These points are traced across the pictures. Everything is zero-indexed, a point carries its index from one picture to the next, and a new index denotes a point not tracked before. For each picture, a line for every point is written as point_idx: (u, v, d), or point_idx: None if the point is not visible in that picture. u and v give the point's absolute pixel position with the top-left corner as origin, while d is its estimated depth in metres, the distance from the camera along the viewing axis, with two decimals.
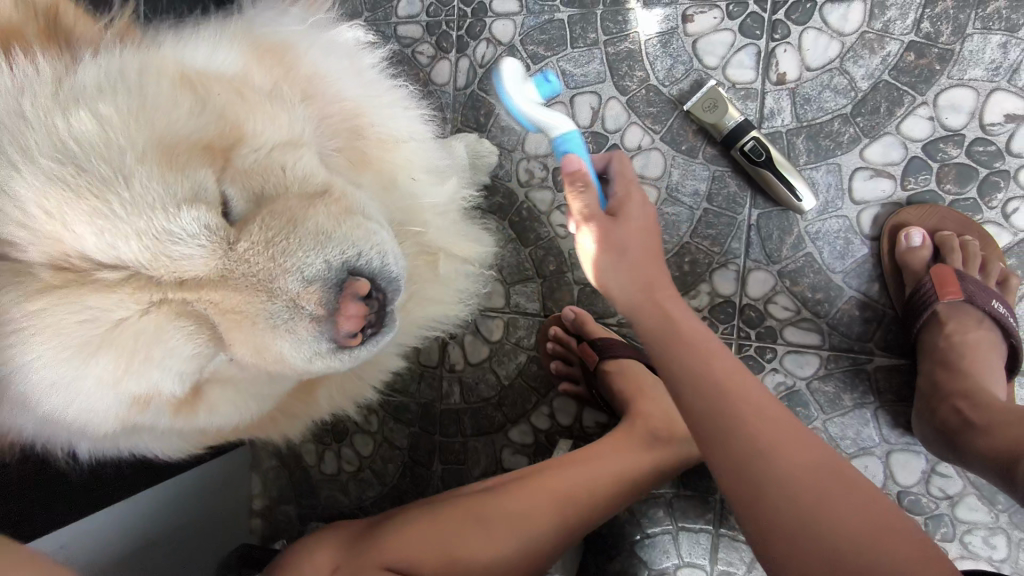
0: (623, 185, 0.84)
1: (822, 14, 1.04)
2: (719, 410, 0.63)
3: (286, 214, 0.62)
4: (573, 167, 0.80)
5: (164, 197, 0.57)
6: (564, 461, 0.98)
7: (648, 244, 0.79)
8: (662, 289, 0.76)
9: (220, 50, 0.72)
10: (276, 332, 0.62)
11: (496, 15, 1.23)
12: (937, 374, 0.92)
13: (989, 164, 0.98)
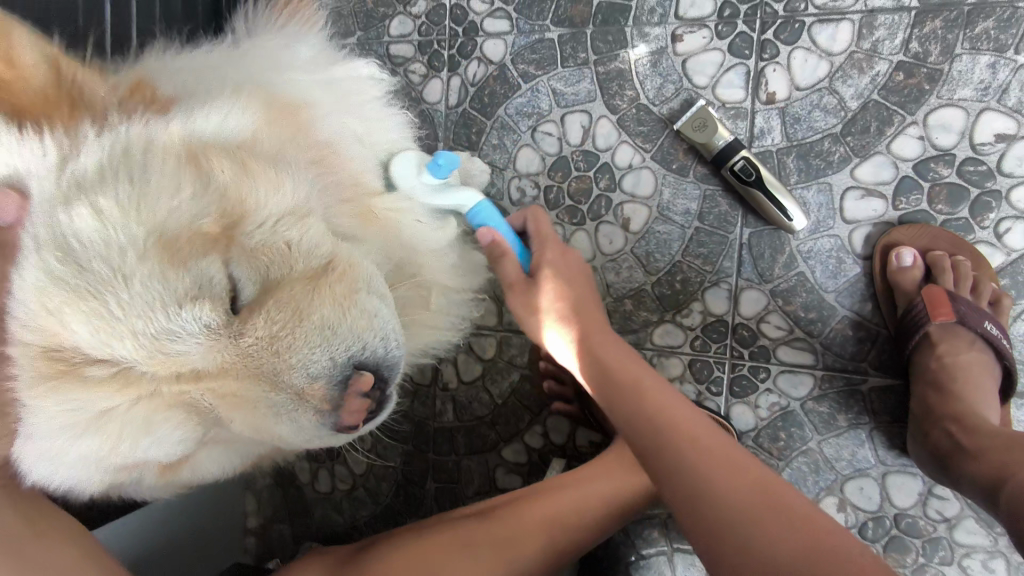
0: (540, 243, 0.94)
1: (810, 33, 1.03)
2: (660, 447, 0.69)
3: (294, 304, 0.65)
4: (486, 239, 0.92)
5: (165, 295, 0.60)
6: (554, 484, 0.98)
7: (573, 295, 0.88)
8: (593, 332, 0.84)
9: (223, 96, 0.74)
10: (279, 418, 0.66)
11: (486, 34, 1.23)
12: (929, 397, 0.92)
13: (981, 183, 0.97)
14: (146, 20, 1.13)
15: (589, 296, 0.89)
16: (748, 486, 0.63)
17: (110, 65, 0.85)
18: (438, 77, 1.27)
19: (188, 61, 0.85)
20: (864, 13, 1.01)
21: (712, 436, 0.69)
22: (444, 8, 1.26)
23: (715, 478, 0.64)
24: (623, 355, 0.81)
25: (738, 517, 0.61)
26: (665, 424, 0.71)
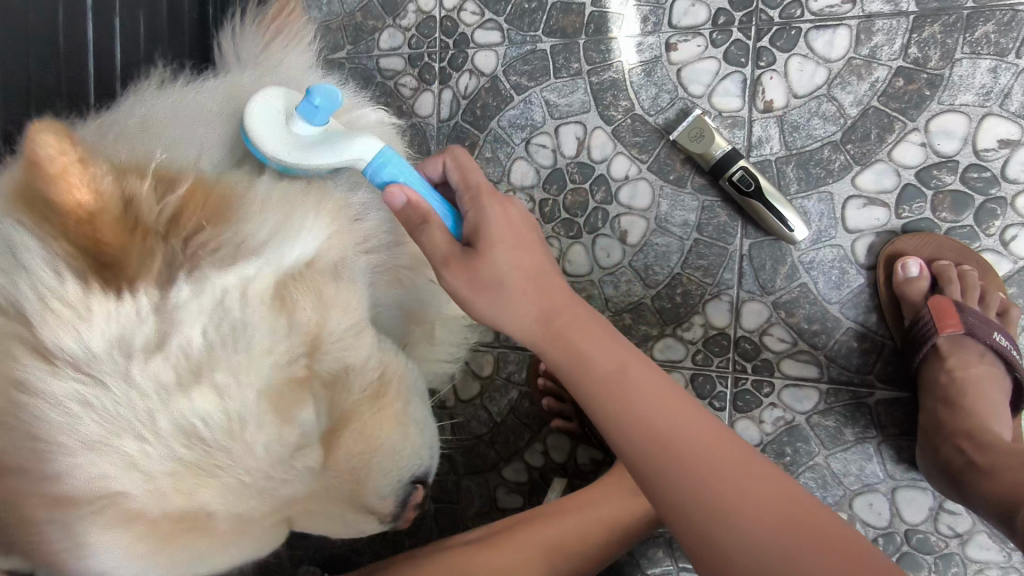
0: (472, 194, 0.70)
1: (807, 40, 1.01)
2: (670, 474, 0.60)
3: (368, 433, 0.69)
4: (399, 200, 0.66)
5: (279, 453, 0.62)
6: (556, 510, 0.94)
7: (527, 270, 0.67)
8: (562, 316, 0.67)
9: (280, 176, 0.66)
10: (350, 522, 0.73)
11: (478, 46, 1.21)
12: (939, 412, 0.90)
13: (985, 190, 0.95)
14: (131, 48, 1.08)
15: (528, 248, 0.68)
16: (768, 513, 0.58)
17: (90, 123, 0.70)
18: (429, 90, 1.25)
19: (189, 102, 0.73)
20: (862, 18, 0.99)
21: (717, 447, 0.61)
22: (433, 20, 1.24)
23: (731, 511, 0.58)
24: (585, 339, 0.66)
25: (763, 556, 0.56)
26: (659, 440, 0.61)
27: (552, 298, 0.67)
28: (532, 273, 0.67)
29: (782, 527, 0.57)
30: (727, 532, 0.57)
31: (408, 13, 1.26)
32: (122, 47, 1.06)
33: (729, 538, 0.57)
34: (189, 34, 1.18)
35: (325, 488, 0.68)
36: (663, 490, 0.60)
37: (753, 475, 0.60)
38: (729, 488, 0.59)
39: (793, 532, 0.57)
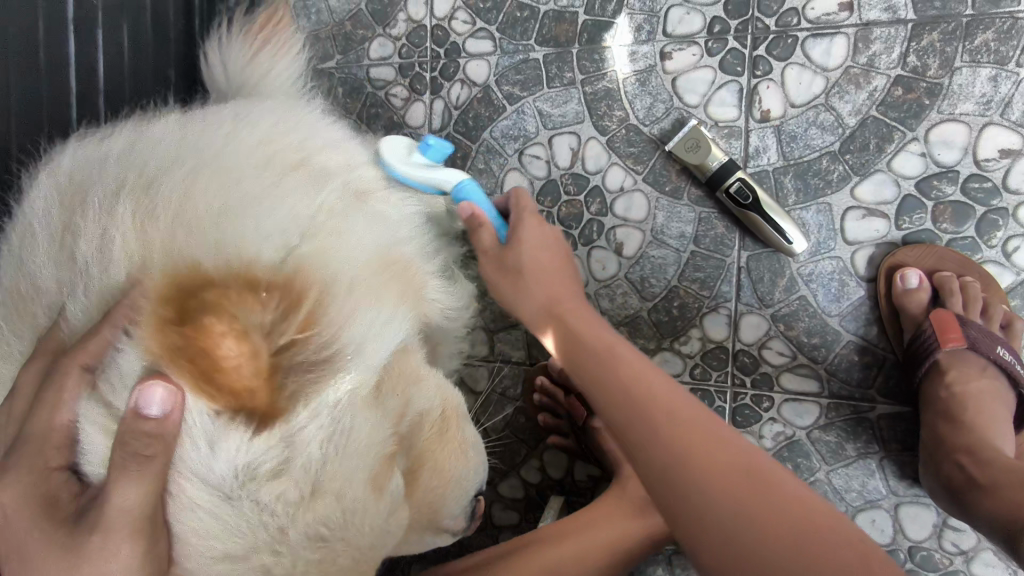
0: (518, 212, 0.88)
1: (804, 48, 1.00)
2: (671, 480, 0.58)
3: (440, 467, 0.74)
4: (465, 212, 0.85)
5: (388, 509, 0.68)
6: (558, 536, 0.91)
7: (547, 264, 0.82)
8: (566, 302, 0.79)
9: (347, 247, 0.67)
10: (431, 538, 0.78)
11: (469, 56, 1.19)
12: (940, 428, 0.88)
13: (986, 201, 0.93)
14: (114, 60, 1.09)
15: (545, 256, 0.83)
16: (725, 469, 0.57)
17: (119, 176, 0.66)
18: (420, 100, 1.23)
19: (223, 147, 0.69)
20: (859, 26, 0.97)
21: (687, 411, 0.62)
22: (424, 29, 1.22)
23: (688, 463, 0.58)
24: (581, 320, 0.76)
25: (719, 509, 0.55)
26: (634, 398, 0.65)
27: (558, 292, 0.80)
28: (541, 269, 0.82)
29: (738, 484, 0.56)
30: (683, 484, 0.57)
31: (399, 22, 1.24)
32: (104, 54, 1.07)
33: (685, 488, 0.57)
34: (174, 45, 1.19)
35: (409, 525, 0.73)
36: (631, 445, 0.63)
37: (716, 438, 0.60)
38: (692, 442, 0.59)
39: (748, 490, 0.56)
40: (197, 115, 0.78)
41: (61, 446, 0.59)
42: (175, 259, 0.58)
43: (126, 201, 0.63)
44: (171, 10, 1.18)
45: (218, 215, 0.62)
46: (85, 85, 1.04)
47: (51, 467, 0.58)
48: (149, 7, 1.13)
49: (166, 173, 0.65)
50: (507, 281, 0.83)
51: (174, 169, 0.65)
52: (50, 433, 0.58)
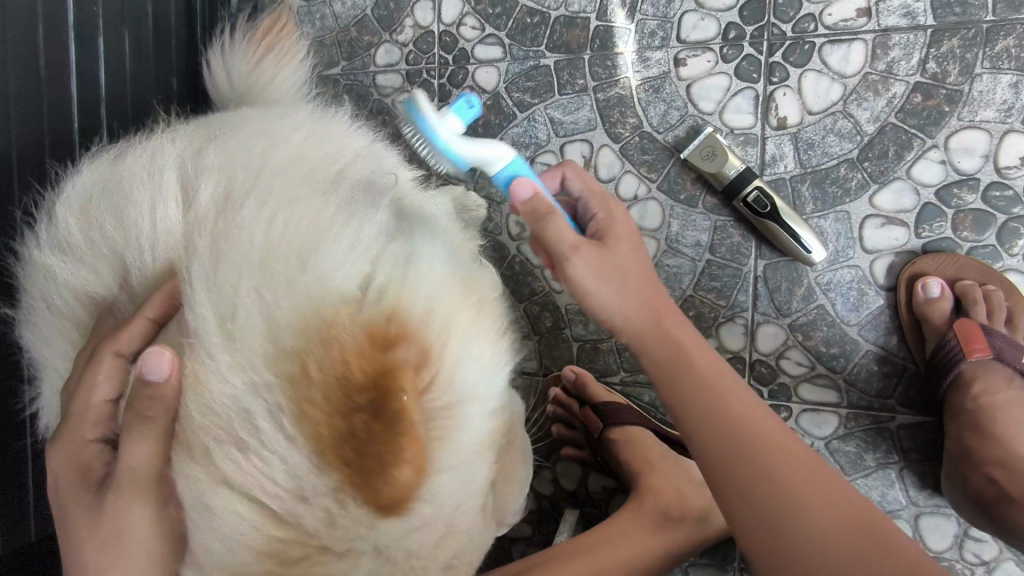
0: (600, 203, 0.76)
1: (821, 55, 0.98)
2: (761, 497, 0.59)
3: (508, 477, 0.74)
4: (525, 194, 0.68)
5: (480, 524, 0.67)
6: (574, 549, 0.88)
7: (643, 266, 0.72)
8: (668, 313, 0.70)
9: (432, 278, 0.63)
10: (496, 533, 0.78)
11: (478, 62, 1.17)
12: (967, 439, 0.87)
13: (1007, 209, 0.92)
14: (116, 66, 1.06)
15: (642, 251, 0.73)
16: (845, 513, 0.58)
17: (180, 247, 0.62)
18: (428, 108, 1.21)
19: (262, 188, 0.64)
20: (878, 32, 0.96)
21: (796, 451, 0.62)
22: (432, 35, 1.20)
23: (808, 505, 0.58)
24: (680, 330, 0.70)
25: (810, 532, 0.57)
26: (747, 433, 0.62)
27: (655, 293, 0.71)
28: (640, 267, 0.71)
29: (858, 528, 0.57)
30: (804, 527, 0.57)
31: (405, 28, 1.22)
32: (108, 65, 1.04)
33: (794, 525, 0.57)
34: (177, 53, 1.17)
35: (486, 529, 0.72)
36: (745, 481, 0.60)
37: (827, 480, 0.60)
38: (810, 484, 0.59)
39: (871, 537, 0.56)
40: (207, 144, 0.71)
41: (98, 423, 0.62)
42: (269, 323, 0.57)
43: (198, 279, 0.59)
44: (173, 16, 1.15)
45: (302, 277, 0.59)
46: (86, 93, 1.01)
47: (88, 439, 0.62)
48: (151, 15, 1.11)
49: (227, 234, 0.61)
50: (612, 275, 0.69)
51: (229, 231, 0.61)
52: (87, 411, 0.61)
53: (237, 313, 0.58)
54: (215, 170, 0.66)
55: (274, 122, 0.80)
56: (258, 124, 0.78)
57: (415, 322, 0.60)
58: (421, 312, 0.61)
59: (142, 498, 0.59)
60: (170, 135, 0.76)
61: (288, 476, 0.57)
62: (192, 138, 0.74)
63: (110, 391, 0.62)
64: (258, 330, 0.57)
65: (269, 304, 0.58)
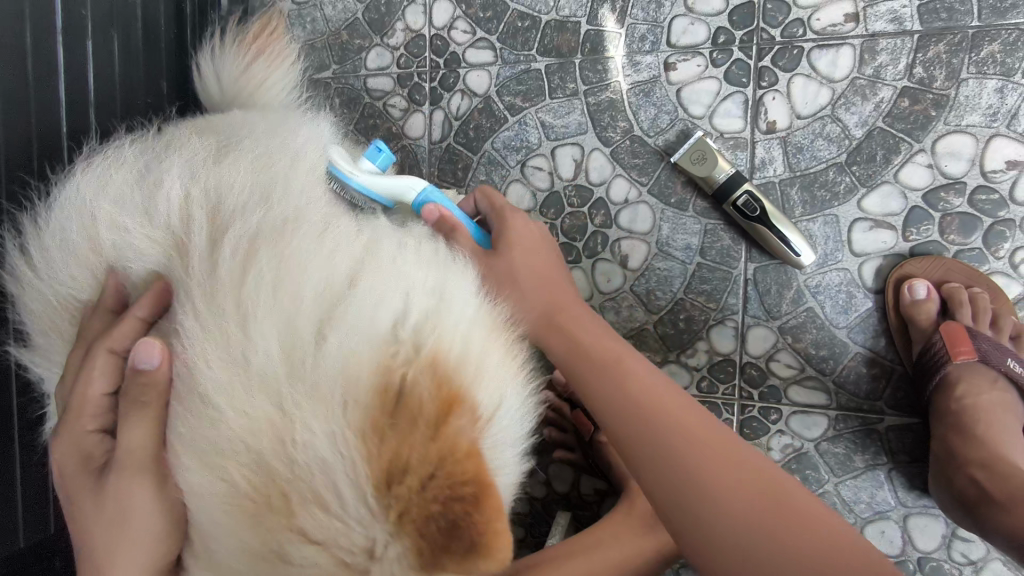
0: (499, 214, 0.85)
1: (809, 60, 0.99)
2: (668, 474, 0.58)
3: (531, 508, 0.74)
4: (434, 217, 0.77)
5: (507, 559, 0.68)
6: (574, 549, 0.89)
7: (537, 264, 0.80)
8: (563, 312, 0.77)
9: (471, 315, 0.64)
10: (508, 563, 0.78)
11: (469, 66, 1.17)
12: (950, 440, 0.88)
13: (993, 213, 0.93)
14: (105, 70, 1.05)
15: (549, 264, 0.81)
16: (741, 476, 0.56)
17: (216, 302, 0.60)
18: (420, 111, 1.21)
19: (302, 239, 0.63)
20: (866, 37, 0.97)
21: (705, 426, 0.61)
22: (423, 38, 1.20)
23: (709, 476, 0.56)
24: (586, 334, 0.75)
25: (715, 504, 0.55)
26: (650, 414, 0.63)
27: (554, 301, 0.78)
28: (540, 275, 0.79)
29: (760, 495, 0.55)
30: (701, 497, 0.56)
31: (396, 32, 1.22)
32: (96, 69, 1.04)
33: (699, 500, 0.56)
34: (166, 56, 1.17)
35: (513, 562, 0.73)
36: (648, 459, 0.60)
37: (734, 451, 0.59)
38: (709, 454, 0.58)
39: (761, 494, 0.55)
40: (223, 177, 0.68)
41: (97, 414, 0.67)
42: (307, 359, 0.57)
43: (249, 340, 0.58)
44: (162, 19, 1.15)
45: (355, 334, 0.58)
46: (75, 97, 1.01)
47: (88, 430, 0.66)
48: (140, 18, 1.10)
49: (268, 285, 0.59)
50: (501, 279, 0.76)
51: (275, 289, 0.60)
52: (84, 402, 0.66)
53: (296, 376, 0.57)
54: (244, 216, 0.64)
55: (281, 145, 0.76)
56: (266, 149, 0.74)
57: (463, 370, 0.60)
58: (467, 359, 0.61)
59: (144, 481, 0.60)
60: (173, 157, 0.73)
61: (310, 509, 0.56)
62: (200, 164, 0.70)
63: (108, 382, 0.66)
64: (317, 392, 0.57)
65: (326, 366, 0.57)
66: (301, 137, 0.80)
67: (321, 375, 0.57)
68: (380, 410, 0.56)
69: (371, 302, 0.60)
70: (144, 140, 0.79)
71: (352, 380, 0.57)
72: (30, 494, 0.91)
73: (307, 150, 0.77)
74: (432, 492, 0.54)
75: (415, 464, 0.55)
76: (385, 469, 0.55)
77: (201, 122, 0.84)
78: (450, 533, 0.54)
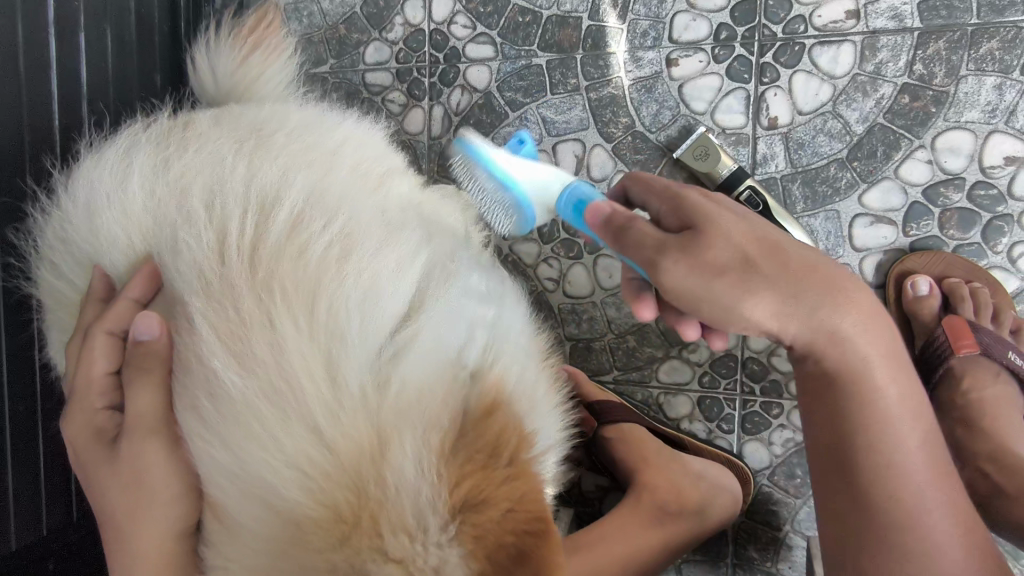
0: (663, 198, 0.63)
1: (811, 56, 1.00)
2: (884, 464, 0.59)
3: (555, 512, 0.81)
4: (601, 213, 0.64)
5: None
6: (587, 539, 0.89)
7: (752, 244, 0.58)
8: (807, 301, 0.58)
9: (516, 341, 0.71)
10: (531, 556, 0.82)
11: (469, 61, 1.17)
12: (955, 433, 0.90)
13: (992, 208, 0.94)
14: (97, 62, 1.03)
15: (798, 248, 0.61)
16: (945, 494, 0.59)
17: (300, 315, 0.60)
18: (419, 107, 1.20)
19: (368, 254, 0.65)
20: (866, 34, 0.97)
21: (936, 446, 0.61)
22: (422, 33, 1.19)
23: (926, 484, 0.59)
24: (857, 330, 0.59)
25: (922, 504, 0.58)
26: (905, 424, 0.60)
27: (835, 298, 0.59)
28: (807, 270, 0.58)
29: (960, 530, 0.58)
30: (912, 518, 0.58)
31: (396, 26, 1.21)
32: (88, 61, 1.01)
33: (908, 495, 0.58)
34: (160, 48, 1.14)
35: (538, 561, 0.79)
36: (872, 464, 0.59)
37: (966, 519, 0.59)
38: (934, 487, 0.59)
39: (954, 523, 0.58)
40: (256, 176, 0.68)
41: (104, 392, 0.69)
42: (374, 372, 0.61)
43: (336, 356, 0.60)
44: (156, 12, 1.13)
45: (433, 359, 0.63)
46: (67, 89, 0.98)
47: (98, 408, 0.69)
48: (133, 11, 1.08)
49: (333, 298, 0.61)
50: (722, 303, 0.57)
51: (363, 309, 0.62)
52: (91, 383, 0.69)
53: (384, 394, 0.60)
54: (312, 230, 0.64)
55: (318, 144, 0.76)
56: (305, 149, 0.74)
57: (517, 396, 0.66)
58: (523, 387, 0.68)
59: (155, 449, 0.62)
60: (203, 155, 0.71)
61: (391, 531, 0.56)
62: (246, 166, 0.70)
63: (110, 362, 0.69)
64: (402, 411, 0.60)
65: (410, 386, 0.61)
66: (337, 135, 0.80)
67: (405, 394, 0.61)
68: (458, 431, 0.61)
69: (442, 323, 0.64)
70: (161, 131, 0.77)
71: (435, 402, 0.61)
72: (21, 494, 0.88)
73: (347, 152, 0.77)
74: (510, 524, 0.58)
75: (493, 496, 0.58)
76: (461, 497, 0.58)
77: (220, 112, 0.82)
78: (518, 561, 0.56)
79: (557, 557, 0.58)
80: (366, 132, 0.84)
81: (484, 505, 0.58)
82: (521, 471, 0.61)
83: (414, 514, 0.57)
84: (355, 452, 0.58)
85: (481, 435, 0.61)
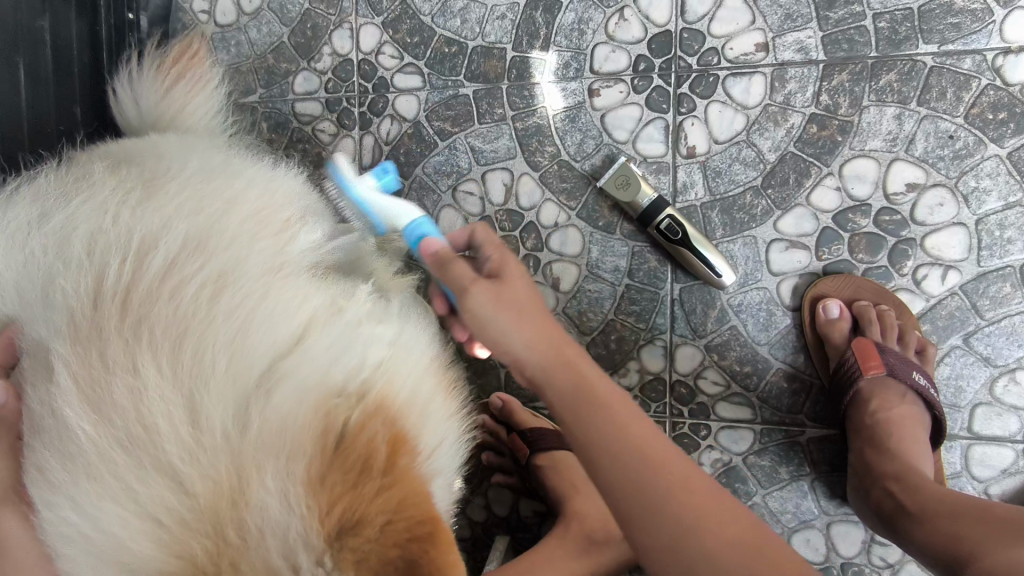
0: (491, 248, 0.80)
1: (724, 87, 1.03)
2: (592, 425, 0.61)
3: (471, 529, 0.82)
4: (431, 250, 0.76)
5: None
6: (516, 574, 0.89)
7: (520, 288, 0.73)
8: (552, 333, 0.69)
9: (409, 369, 0.68)
10: None
11: (397, 91, 1.17)
12: (867, 455, 0.91)
13: (897, 232, 0.98)
14: (9, 98, 1.01)
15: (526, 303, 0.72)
16: (642, 441, 0.60)
17: (164, 360, 0.58)
18: (349, 136, 1.19)
19: (250, 299, 0.63)
20: (775, 65, 1.01)
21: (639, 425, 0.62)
22: (351, 63, 1.19)
23: (623, 436, 0.60)
24: (517, 323, 0.69)
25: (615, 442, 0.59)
26: (640, 450, 0.59)
27: (544, 333, 0.69)
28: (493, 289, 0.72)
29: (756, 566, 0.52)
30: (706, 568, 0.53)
31: (324, 56, 1.20)
32: None
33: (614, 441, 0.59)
34: (79, 81, 1.12)
35: None
36: (639, 514, 0.56)
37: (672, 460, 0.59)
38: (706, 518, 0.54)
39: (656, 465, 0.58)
40: (130, 224, 0.66)
41: None
42: (236, 421, 0.57)
43: (197, 397, 0.57)
44: (75, 43, 1.11)
45: (303, 389, 0.60)
46: None
47: None
48: (48, 43, 1.06)
49: (187, 350, 0.59)
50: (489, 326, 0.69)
51: (230, 346, 0.60)
52: None
53: (247, 430, 0.57)
54: (186, 274, 0.63)
55: (212, 189, 0.73)
56: (201, 192, 0.72)
57: (406, 416, 0.64)
58: (411, 410, 0.65)
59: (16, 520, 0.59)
60: (88, 203, 0.69)
61: None
62: (128, 215, 0.67)
63: None
64: (266, 443, 0.57)
65: (272, 419, 0.57)
66: (237, 183, 0.76)
67: (268, 428, 0.57)
68: (326, 460, 0.57)
69: (325, 360, 0.63)
70: (49, 183, 0.75)
71: (303, 430, 0.58)
72: None
73: (249, 194, 0.74)
74: (391, 535, 0.56)
75: (367, 514, 0.56)
76: (336, 522, 0.55)
77: (121, 160, 0.79)
78: (408, 571, 0.55)
79: (445, 556, 0.57)
80: (274, 175, 0.81)
81: (359, 520, 0.56)
82: (401, 476, 0.59)
83: (281, 555, 0.55)
84: (211, 491, 0.55)
85: (354, 452, 0.58)
